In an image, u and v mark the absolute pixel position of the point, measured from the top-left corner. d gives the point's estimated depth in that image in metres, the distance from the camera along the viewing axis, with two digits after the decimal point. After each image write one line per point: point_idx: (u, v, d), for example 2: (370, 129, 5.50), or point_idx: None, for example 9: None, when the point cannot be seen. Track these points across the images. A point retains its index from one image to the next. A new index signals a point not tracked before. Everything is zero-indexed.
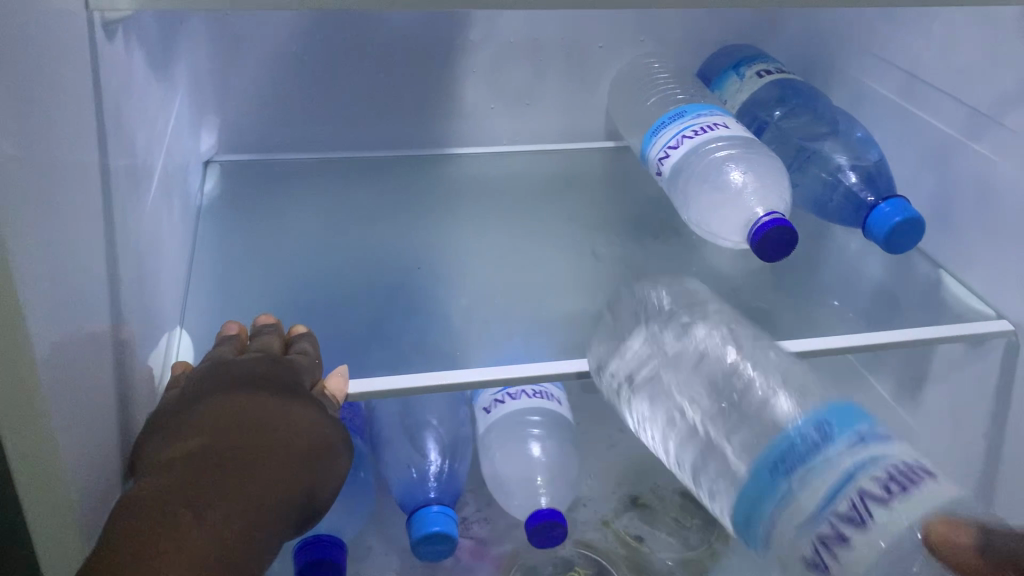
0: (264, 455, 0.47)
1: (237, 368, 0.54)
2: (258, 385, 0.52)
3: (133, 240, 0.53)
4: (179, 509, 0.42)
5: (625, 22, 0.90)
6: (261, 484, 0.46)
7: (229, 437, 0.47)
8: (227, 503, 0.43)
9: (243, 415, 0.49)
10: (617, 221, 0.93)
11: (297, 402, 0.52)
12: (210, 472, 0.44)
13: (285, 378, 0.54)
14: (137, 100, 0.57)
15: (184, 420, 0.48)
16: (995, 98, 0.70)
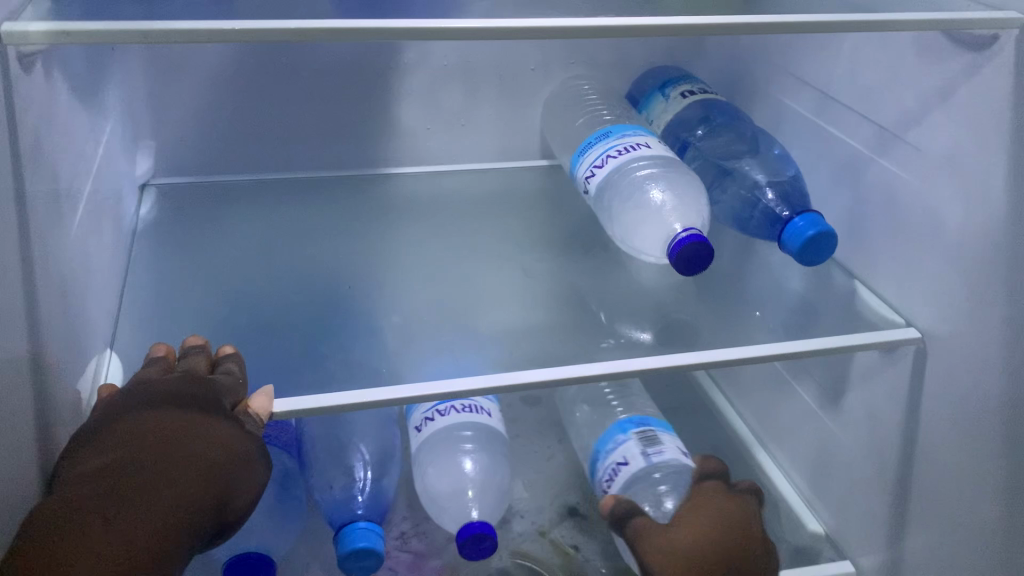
0: (178, 468, 0.49)
1: (158, 386, 0.55)
2: (175, 401, 0.53)
3: (54, 268, 0.54)
4: (84, 523, 0.43)
5: (553, 48, 0.94)
6: (172, 497, 0.47)
7: (145, 452, 0.49)
8: (134, 517, 0.45)
9: (161, 430, 0.51)
10: (551, 235, 0.96)
11: (214, 417, 0.53)
12: (122, 487, 0.46)
13: (205, 396, 0.55)
14: (63, 128, 0.59)
15: (99, 437, 0.50)
16: (900, 117, 0.73)
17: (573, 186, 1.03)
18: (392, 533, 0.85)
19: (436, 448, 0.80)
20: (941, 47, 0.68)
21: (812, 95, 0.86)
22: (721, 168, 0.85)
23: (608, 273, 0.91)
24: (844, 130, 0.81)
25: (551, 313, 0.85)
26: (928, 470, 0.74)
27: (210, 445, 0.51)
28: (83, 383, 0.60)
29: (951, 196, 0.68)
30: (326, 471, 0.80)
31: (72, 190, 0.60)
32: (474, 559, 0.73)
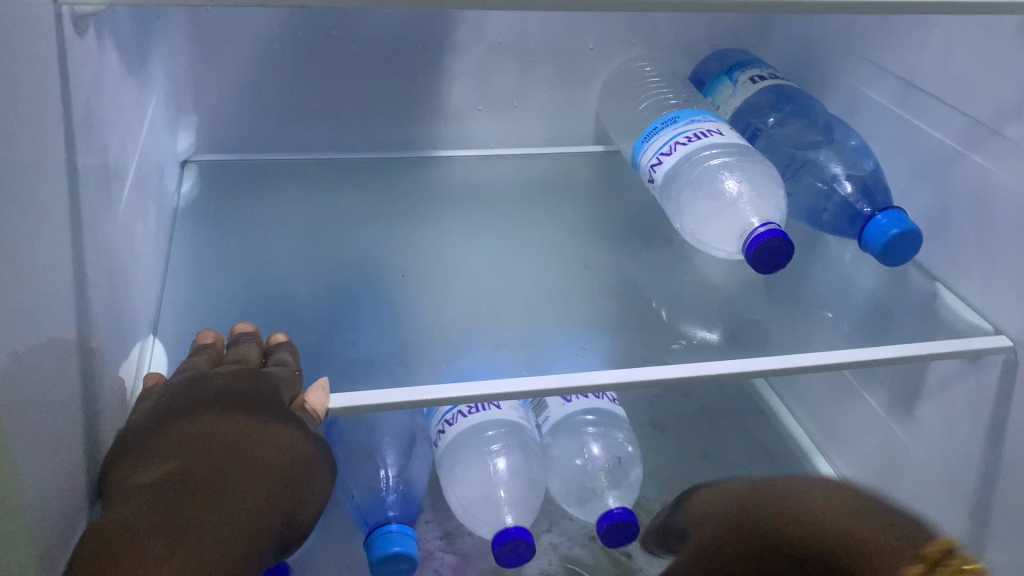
0: (241, 476, 0.45)
1: (213, 382, 0.51)
2: (232, 402, 0.50)
3: (103, 250, 0.50)
4: (145, 537, 0.40)
5: (617, 28, 0.89)
6: (236, 508, 0.43)
7: (206, 455, 0.45)
8: (200, 529, 0.41)
9: (221, 431, 0.47)
10: (608, 226, 0.92)
11: (274, 419, 0.50)
12: (187, 494, 0.43)
13: (264, 395, 0.51)
14: (112, 97, 0.54)
15: (154, 441, 0.46)
16: (997, 110, 0.68)
17: (629, 174, 0.99)
18: (436, 534, 0.81)
19: (461, 453, 0.76)
20: None
21: (893, 84, 0.81)
22: (793, 161, 0.80)
23: (667, 268, 0.87)
24: (929, 122, 0.77)
25: (610, 309, 0.80)
26: (1012, 487, 0.70)
27: (272, 449, 0.48)
28: (130, 372, 0.56)
29: None
30: (371, 466, 0.76)
31: (121, 165, 0.56)
32: (512, 565, 0.70)
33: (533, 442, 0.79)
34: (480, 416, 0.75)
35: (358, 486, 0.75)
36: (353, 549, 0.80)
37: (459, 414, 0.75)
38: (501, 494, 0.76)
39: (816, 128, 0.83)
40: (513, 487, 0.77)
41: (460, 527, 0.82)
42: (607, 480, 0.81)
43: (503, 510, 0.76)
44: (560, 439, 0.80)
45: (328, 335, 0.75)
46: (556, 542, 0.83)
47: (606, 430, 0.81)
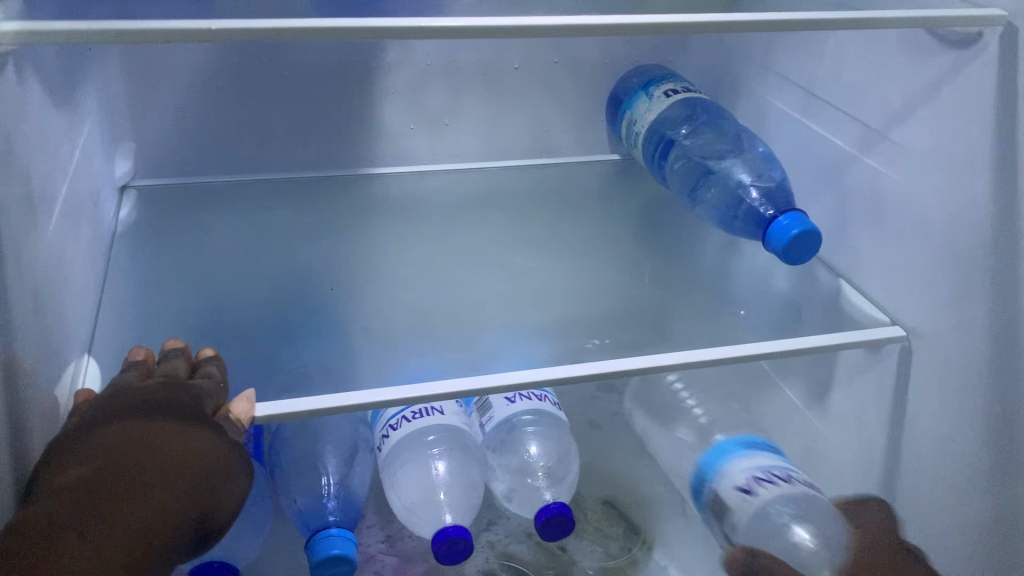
0: (160, 477, 0.49)
1: (137, 393, 0.54)
2: (154, 410, 0.53)
3: (29, 274, 0.53)
4: (63, 534, 0.43)
5: (539, 48, 0.94)
6: (152, 509, 0.47)
7: (123, 458, 0.48)
8: (116, 526, 0.45)
9: (142, 437, 0.50)
10: (540, 236, 0.96)
11: (195, 425, 0.53)
12: (102, 494, 0.46)
13: (187, 405, 0.54)
14: (37, 130, 0.58)
15: (79, 447, 0.49)
16: (882, 116, 0.73)
17: (559, 186, 1.03)
18: (378, 538, 0.84)
19: (403, 456, 0.80)
20: (922, 45, 0.68)
21: (796, 94, 0.86)
22: (709, 171, 0.85)
23: (594, 276, 0.91)
24: (828, 128, 0.82)
25: (537, 316, 0.84)
26: (913, 468, 0.74)
27: (191, 454, 0.51)
28: (61, 389, 0.59)
29: (938, 194, 0.68)
30: (309, 472, 0.79)
31: (48, 192, 0.59)
32: (450, 563, 0.74)
33: (474, 445, 0.83)
34: (424, 421, 0.79)
35: (300, 491, 0.77)
36: (297, 555, 0.82)
37: (403, 420, 0.79)
38: (439, 494, 0.80)
39: (727, 137, 0.88)
40: (452, 488, 0.80)
41: (400, 530, 0.85)
42: (543, 478, 0.85)
43: (443, 510, 0.79)
44: (502, 440, 0.84)
45: (264, 349, 0.78)
46: (494, 540, 0.86)
47: (546, 429, 0.85)
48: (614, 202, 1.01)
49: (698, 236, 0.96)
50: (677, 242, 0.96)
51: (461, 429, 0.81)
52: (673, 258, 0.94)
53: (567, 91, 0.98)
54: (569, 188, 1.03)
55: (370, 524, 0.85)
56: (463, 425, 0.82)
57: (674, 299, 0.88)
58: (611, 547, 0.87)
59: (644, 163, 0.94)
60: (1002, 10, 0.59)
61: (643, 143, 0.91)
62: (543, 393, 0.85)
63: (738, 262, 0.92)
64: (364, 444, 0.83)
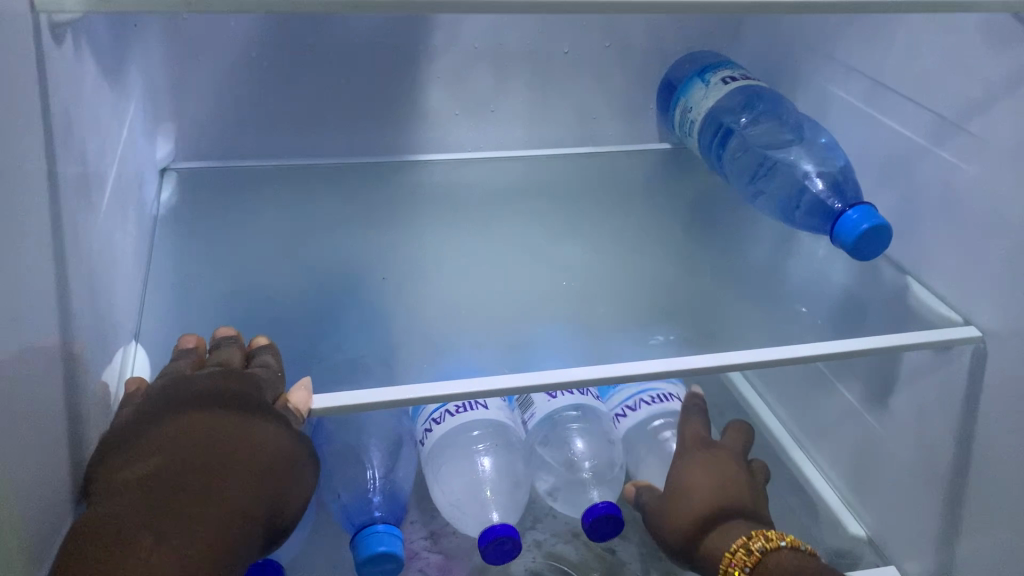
0: (226, 472, 0.47)
1: (196, 383, 0.52)
2: (215, 401, 0.50)
3: (85, 255, 0.51)
4: (133, 534, 0.41)
5: (591, 33, 0.91)
6: (221, 507, 0.45)
7: (187, 451, 0.46)
8: (185, 525, 0.43)
9: (206, 429, 0.48)
10: (588, 227, 0.93)
11: (258, 417, 0.51)
12: (168, 491, 0.44)
13: (248, 396, 0.52)
14: (91, 105, 0.55)
15: (141, 439, 0.47)
16: (959, 107, 0.70)
17: (605, 176, 1.00)
18: (421, 534, 0.82)
19: (447, 452, 0.77)
20: (1009, 31, 0.64)
21: (861, 84, 0.83)
22: (770, 163, 0.83)
23: (646, 269, 0.88)
24: (897, 119, 0.79)
25: (589, 310, 0.82)
26: (983, 474, 0.71)
27: (256, 448, 0.49)
28: (112, 377, 0.56)
29: (1020, 189, 0.65)
30: (354, 467, 0.76)
31: (101, 171, 0.57)
32: (497, 563, 0.71)
33: (518, 442, 0.80)
34: (467, 415, 0.76)
35: (345, 486, 0.75)
36: (339, 551, 0.80)
37: (447, 414, 0.76)
38: (484, 491, 0.77)
39: (787, 126, 0.85)
40: (498, 486, 0.78)
41: (444, 527, 0.82)
42: (590, 476, 0.82)
43: (490, 508, 0.77)
44: (547, 435, 0.82)
45: (310, 339, 0.76)
46: (540, 539, 0.83)
47: (590, 426, 0.83)
48: (662, 193, 0.99)
49: (751, 230, 0.93)
50: (729, 235, 0.93)
51: (506, 424, 0.78)
52: (725, 252, 0.91)
53: (618, 78, 0.95)
54: (617, 178, 1.00)
55: (413, 520, 0.83)
56: (508, 420, 0.79)
57: (729, 295, 0.85)
58: (660, 550, 0.84)
59: (699, 153, 0.91)
60: None
61: (699, 133, 0.88)
62: (587, 388, 0.84)
63: (794, 257, 0.89)
64: (408, 438, 0.81)
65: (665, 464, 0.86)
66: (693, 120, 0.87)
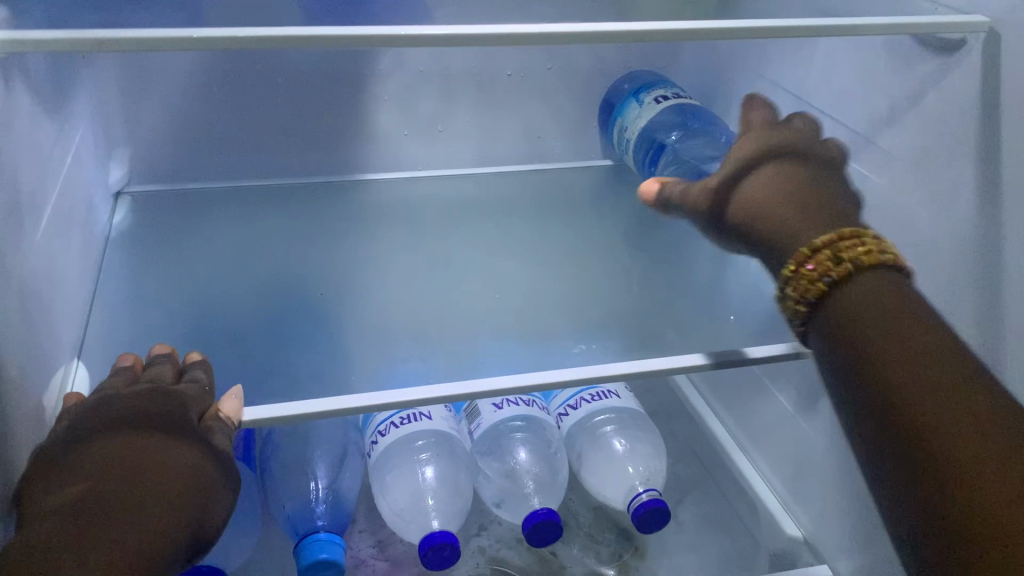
0: (150, 491, 0.49)
1: (126, 401, 0.54)
2: (142, 424, 0.53)
3: (16, 281, 0.54)
4: (55, 554, 0.43)
5: (533, 54, 0.95)
6: (145, 525, 0.47)
7: (111, 482, 0.48)
8: (108, 545, 0.45)
9: (129, 452, 0.50)
10: (534, 240, 0.97)
11: (183, 438, 0.53)
12: (88, 520, 0.46)
13: (175, 415, 0.54)
14: (26, 138, 0.58)
15: (67, 465, 0.49)
16: (871, 123, 0.74)
17: (553, 191, 1.04)
18: (369, 542, 0.85)
19: (392, 462, 0.81)
20: (910, 52, 0.68)
21: (788, 100, 0.87)
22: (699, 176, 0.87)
23: (587, 281, 0.91)
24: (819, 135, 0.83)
25: (530, 319, 0.85)
26: None
27: (179, 469, 0.51)
28: (48, 394, 0.59)
29: (924, 199, 0.68)
30: (299, 477, 0.80)
31: (37, 200, 0.60)
32: (436, 568, 0.74)
33: (462, 450, 0.83)
34: (411, 426, 0.80)
35: (288, 497, 0.78)
36: (287, 560, 0.82)
37: (391, 425, 0.81)
38: (428, 500, 0.80)
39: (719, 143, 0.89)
40: (440, 494, 0.81)
41: (391, 535, 0.85)
42: (533, 484, 0.85)
43: (430, 516, 0.79)
44: (491, 444, 0.85)
45: (258, 354, 0.79)
46: (485, 545, 0.86)
47: (533, 435, 0.86)
48: (608, 207, 1.02)
49: (690, 241, 0.97)
50: (669, 247, 0.96)
51: (450, 432, 0.82)
52: (665, 262, 0.94)
53: (561, 97, 0.98)
54: (565, 193, 1.04)
55: (360, 529, 0.86)
56: (452, 430, 0.83)
57: (665, 304, 0.88)
58: (601, 553, 0.87)
59: (636, 169, 0.93)
60: (986, 18, 0.60)
61: (634, 150, 0.91)
62: (531, 400, 0.87)
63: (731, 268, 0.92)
64: (354, 449, 0.84)
65: (606, 459, 0.88)
66: (627, 138, 0.90)
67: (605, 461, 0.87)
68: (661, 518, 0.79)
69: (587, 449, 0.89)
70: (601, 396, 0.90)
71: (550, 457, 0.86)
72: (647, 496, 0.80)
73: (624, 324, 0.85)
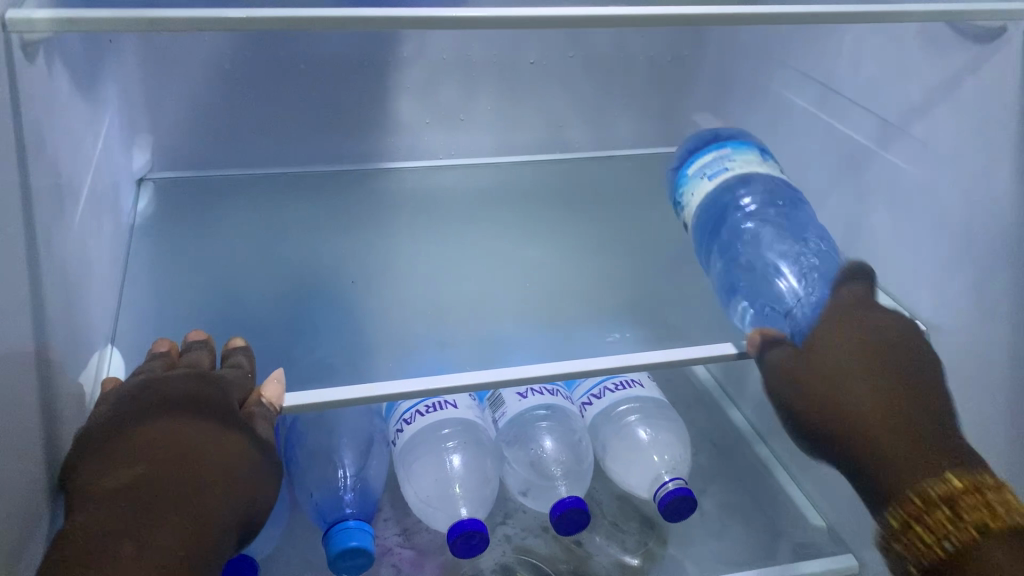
0: (201, 476, 0.48)
1: (170, 384, 0.54)
2: (189, 408, 0.52)
3: (59, 263, 0.54)
4: (110, 543, 0.43)
5: (557, 41, 0.95)
6: (197, 512, 0.47)
7: (164, 470, 0.48)
8: (162, 533, 0.44)
9: (178, 435, 0.50)
10: (555, 228, 0.96)
11: (229, 424, 0.53)
12: (142, 506, 0.45)
13: (220, 398, 0.54)
14: (65, 121, 0.58)
15: (116, 449, 0.49)
16: (903, 112, 0.74)
17: (573, 181, 1.04)
18: (394, 531, 0.85)
19: (419, 450, 0.80)
20: (946, 38, 0.68)
21: (815, 89, 0.87)
22: (767, 270, 0.74)
23: (611, 269, 0.91)
24: (849, 124, 0.83)
25: (557, 307, 0.84)
26: None
27: (228, 454, 0.51)
28: (86, 378, 0.59)
29: (959, 189, 0.68)
30: (327, 465, 0.79)
31: (75, 182, 0.59)
32: (465, 557, 0.74)
33: (488, 439, 0.83)
34: (438, 415, 0.80)
35: (316, 485, 0.78)
36: (313, 547, 0.82)
37: (418, 414, 0.80)
38: (455, 489, 0.79)
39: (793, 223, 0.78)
40: (467, 483, 0.80)
41: (416, 523, 0.85)
42: (559, 472, 0.84)
43: (459, 503, 0.79)
44: (516, 433, 0.85)
45: (286, 341, 0.78)
46: (510, 533, 0.86)
47: (558, 424, 0.85)
48: (630, 196, 1.02)
49: None
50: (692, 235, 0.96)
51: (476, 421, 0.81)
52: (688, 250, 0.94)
53: (582, 87, 0.99)
54: (585, 183, 1.04)
55: (385, 517, 0.86)
56: (478, 419, 0.82)
57: (692, 293, 0.88)
58: (626, 541, 0.87)
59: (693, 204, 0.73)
60: None
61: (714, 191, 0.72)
62: (555, 389, 0.87)
63: None
64: (380, 438, 0.84)
65: (631, 447, 0.87)
66: (722, 172, 0.71)
67: (630, 449, 0.86)
68: (688, 507, 0.79)
69: (611, 438, 0.88)
70: (624, 386, 0.90)
71: (576, 446, 0.86)
72: (672, 485, 0.79)
73: (651, 310, 0.85)
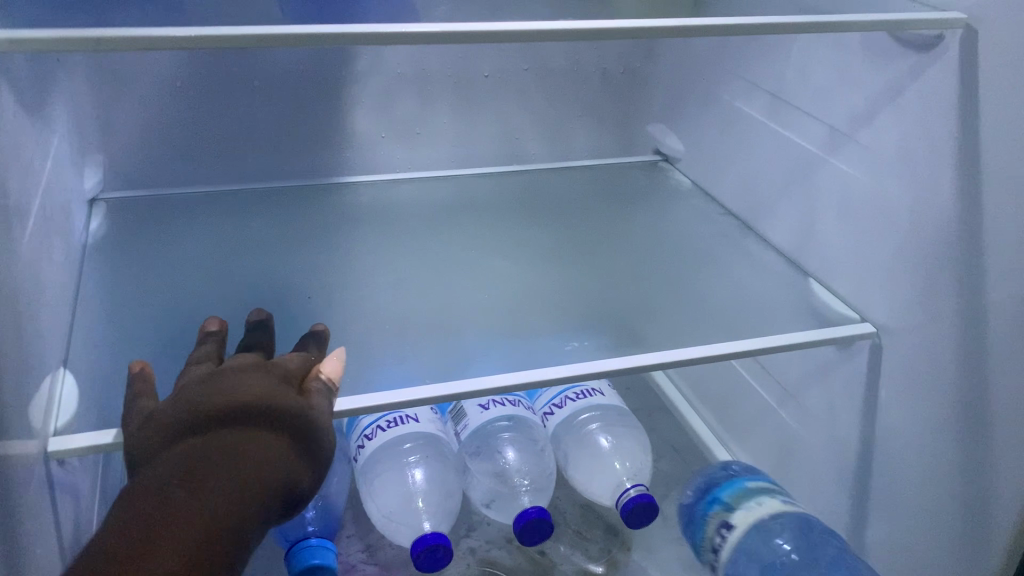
0: (257, 433, 0.47)
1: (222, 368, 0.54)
2: (246, 376, 0.52)
3: (7, 284, 0.53)
4: (166, 489, 0.41)
5: (509, 55, 0.97)
6: (254, 463, 0.45)
7: (220, 435, 0.46)
8: (217, 480, 0.43)
9: (233, 397, 0.49)
10: (512, 235, 0.97)
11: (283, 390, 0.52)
12: (197, 458, 0.44)
13: (269, 371, 0.53)
14: (12, 140, 0.57)
15: (173, 417, 0.48)
16: (846, 118, 0.76)
17: (529, 192, 1.05)
18: (358, 547, 0.85)
19: (380, 465, 0.80)
20: (884, 46, 0.70)
21: (763, 97, 0.89)
22: None
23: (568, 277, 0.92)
24: (795, 130, 0.85)
25: (516, 315, 0.85)
26: (885, 461, 0.76)
27: (283, 414, 0.49)
28: (39, 400, 0.58)
29: (904, 193, 0.70)
30: None
31: (24, 203, 0.59)
32: (428, 571, 0.73)
33: (450, 452, 0.83)
34: (399, 429, 0.80)
35: None
36: (276, 566, 0.82)
37: (379, 429, 0.80)
38: (418, 502, 0.79)
39: None
40: (429, 496, 0.80)
41: (379, 539, 0.85)
42: (522, 483, 0.85)
43: (422, 518, 0.79)
44: (478, 445, 0.85)
45: None
46: (474, 546, 0.86)
47: (519, 435, 0.86)
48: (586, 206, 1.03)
49: (666, 238, 0.98)
50: (650, 243, 0.97)
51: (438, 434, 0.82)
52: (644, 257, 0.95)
53: (535, 98, 1.01)
54: (541, 194, 1.05)
55: (349, 534, 0.86)
56: (439, 432, 0.82)
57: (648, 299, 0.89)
58: (590, 550, 0.88)
59: None
60: (962, 14, 0.61)
61: None
62: (517, 400, 0.87)
63: (709, 262, 0.94)
64: (341, 454, 0.84)
65: (591, 456, 0.88)
66: None
67: (589, 458, 0.87)
68: (649, 513, 0.79)
69: (571, 447, 0.88)
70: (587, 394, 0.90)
71: (539, 457, 0.86)
72: (634, 491, 0.80)
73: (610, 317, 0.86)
